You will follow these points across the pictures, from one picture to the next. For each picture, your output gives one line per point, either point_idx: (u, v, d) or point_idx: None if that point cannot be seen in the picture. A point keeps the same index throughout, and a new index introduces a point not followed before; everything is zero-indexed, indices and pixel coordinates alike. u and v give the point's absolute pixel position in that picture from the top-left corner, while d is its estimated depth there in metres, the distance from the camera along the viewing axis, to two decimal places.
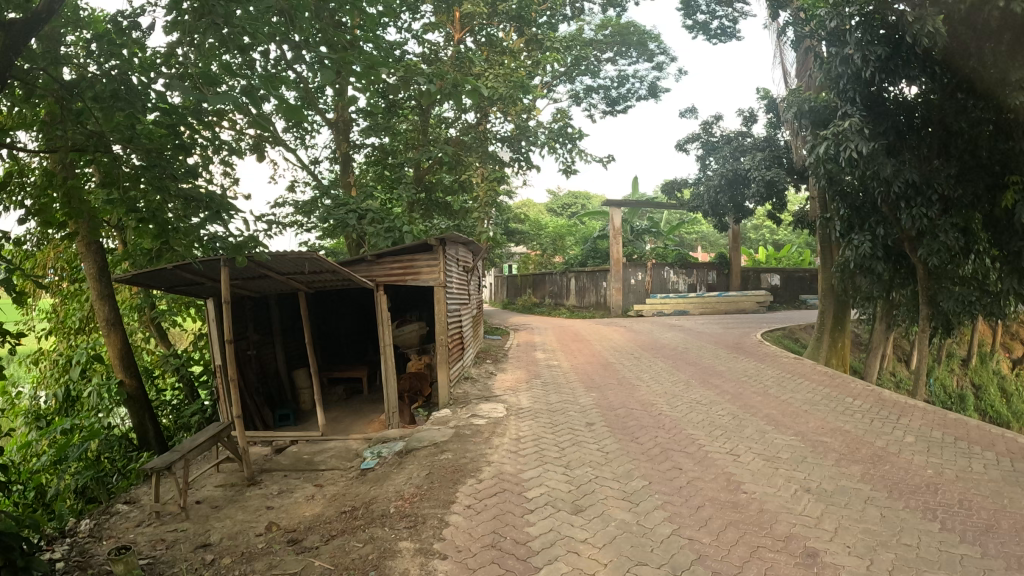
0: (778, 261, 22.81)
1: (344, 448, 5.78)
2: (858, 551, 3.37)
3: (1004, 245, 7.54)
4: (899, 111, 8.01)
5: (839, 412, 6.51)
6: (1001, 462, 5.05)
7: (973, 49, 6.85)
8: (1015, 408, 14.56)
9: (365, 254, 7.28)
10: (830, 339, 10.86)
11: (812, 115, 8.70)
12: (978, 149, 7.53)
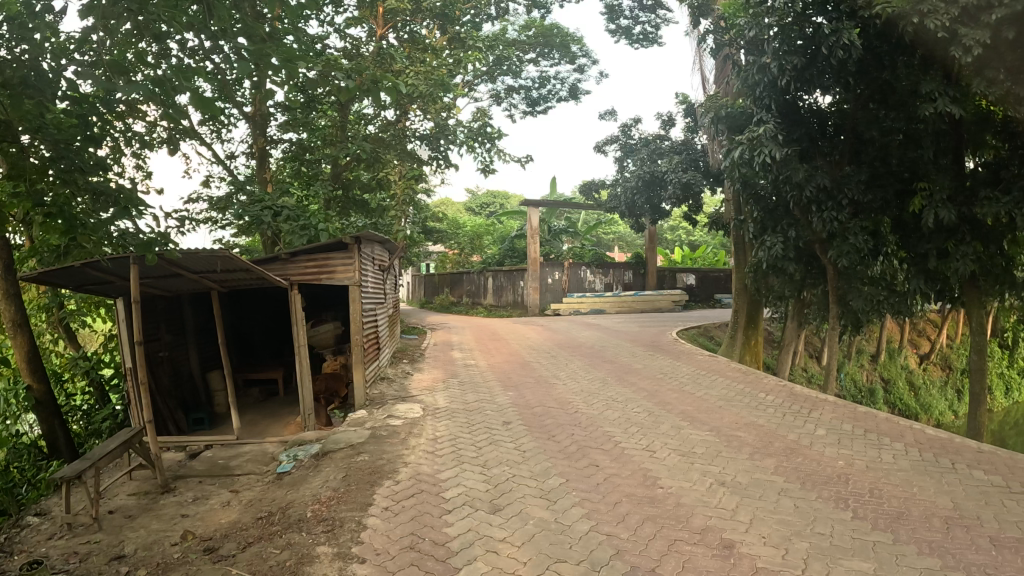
0: (693, 262, 23.32)
1: (260, 451, 5.66)
2: (773, 541, 3.44)
3: (913, 249, 7.81)
4: (813, 119, 8.33)
5: (753, 407, 6.65)
6: (908, 452, 5.23)
7: (887, 62, 7.27)
8: (922, 400, 15.16)
9: (278, 251, 7.07)
10: (743, 337, 11.13)
11: (728, 121, 8.91)
12: (888, 156, 7.90)
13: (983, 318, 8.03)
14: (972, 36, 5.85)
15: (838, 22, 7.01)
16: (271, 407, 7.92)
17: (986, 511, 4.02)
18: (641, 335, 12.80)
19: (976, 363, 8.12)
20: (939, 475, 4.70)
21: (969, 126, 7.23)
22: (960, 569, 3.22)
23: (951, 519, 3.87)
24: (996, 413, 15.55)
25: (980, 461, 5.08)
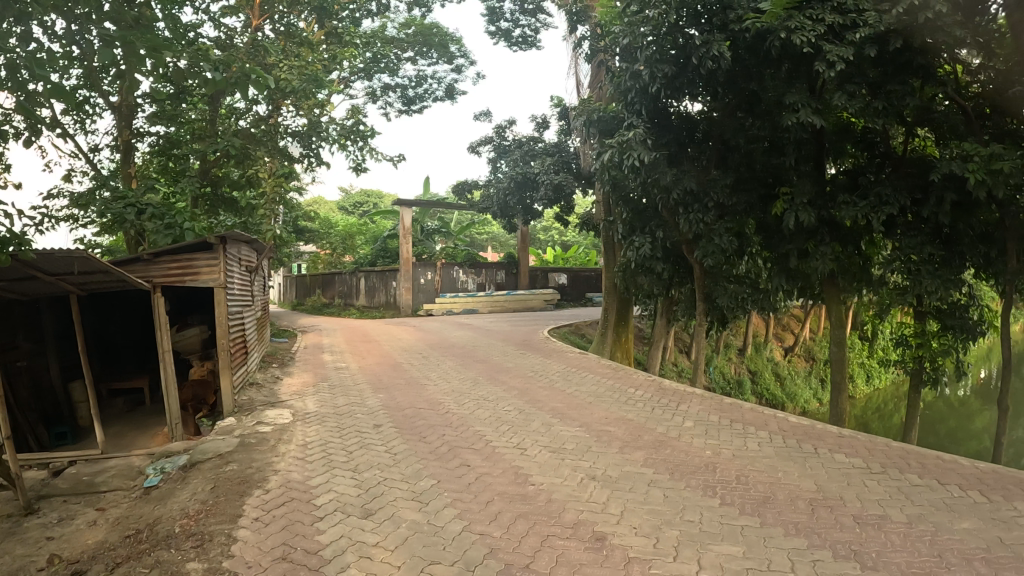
0: (565, 262, 23.80)
1: (126, 465, 5.42)
2: (644, 531, 3.52)
3: (773, 247, 8.25)
4: (682, 126, 8.60)
5: (623, 401, 6.79)
6: (772, 439, 5.47)
7: (756, 74, 7.54)
8: (788, 390, 15.83)
9: (140, 253, 6.74)
10: (614, 334, 11.37)
11: (599, 125, 9.13)
12: (752, 162, 8.24)
13: (841, 313, 8.48)
14: (835, 52, 6.28)
15: (709, 34, 7.27)
16: (138, 417, 7.62)
17: (846, 493, 4.33)
18: (514, 334, 12.88)
19: (835, 355, 8.56)
20: (802, 461, 4.95)
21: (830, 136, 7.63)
22: (824, 547, 3.46)
23: (815, 501, 4.13)
24: (855, 401, 16.38)
25: (841, 445, 5.39)
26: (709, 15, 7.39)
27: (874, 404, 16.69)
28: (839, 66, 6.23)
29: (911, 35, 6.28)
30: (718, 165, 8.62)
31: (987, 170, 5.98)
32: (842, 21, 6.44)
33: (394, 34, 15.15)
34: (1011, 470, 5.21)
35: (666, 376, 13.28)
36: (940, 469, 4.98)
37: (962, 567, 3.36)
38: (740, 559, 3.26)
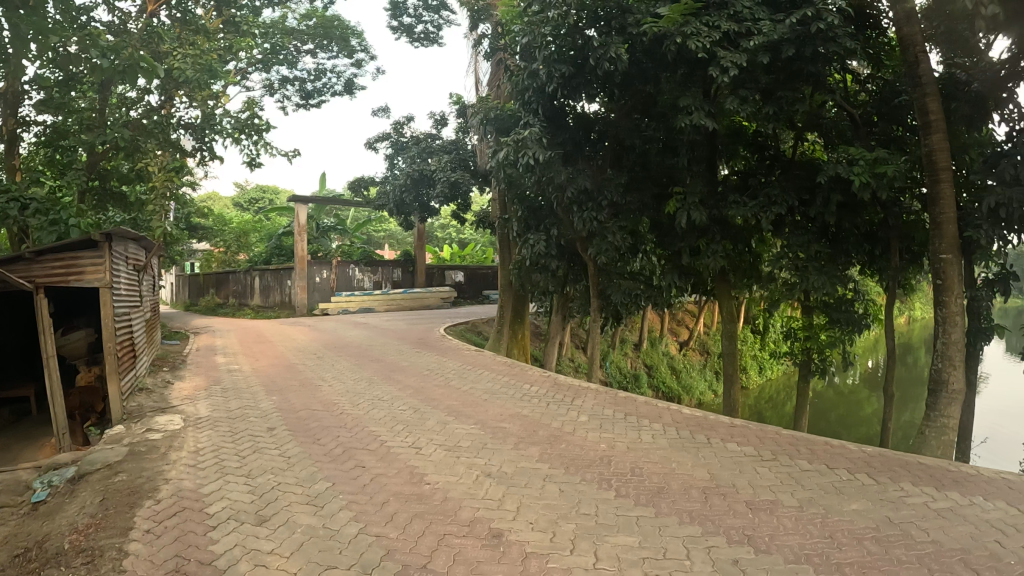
0: (463, 260, 23.96)
1: (9, 478, 5.18)
2: (540, 526, 3.56)
3: (667, 245, 8.46)
4: (578, 127, 8.72)
5: (519, 398, 6.84)
6: (666, 431, 5.60)
7: (651, 77, 7.78)
8: (683, 383, 16.22)
9: (22, 252, 6.34)
10: (510, 331, 11.46)
11: (496, 123, 9.15)
12: (647, 161, 8.56)
13: (731, 308, 8.74)
14: (729, 59, 6.59)
15: (606, 36, 7.39)
16: (22, 428, 7.30)
17: (738, 480, 4.48)
18: (411, 333, 12.82)
19: (727, 349, 8.81)
20: (694, 451, 5.09)
21: (723, 138, 8.03)
22: (718, 534, 3.59)
23: (708, 489, 4.27)
24: (748, 392, 16.90)
25: (732, 434, 5.56)
26: (607, 18, 7.54)
27: (766, 394, 17.26)
28: (732, 71, 6.52)
29: (805, 43, 6.68)
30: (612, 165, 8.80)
31: (870, 173, 6.33)
32: (737, 29, 6.77)
33: (294, 25, 14.88)
34: (894, 454, 5.49)
35: (563, 372, 13.43)
36: (829, 454, 5.27)
37: (853, 548, 3.63)
38: (636, 549, 3.34)
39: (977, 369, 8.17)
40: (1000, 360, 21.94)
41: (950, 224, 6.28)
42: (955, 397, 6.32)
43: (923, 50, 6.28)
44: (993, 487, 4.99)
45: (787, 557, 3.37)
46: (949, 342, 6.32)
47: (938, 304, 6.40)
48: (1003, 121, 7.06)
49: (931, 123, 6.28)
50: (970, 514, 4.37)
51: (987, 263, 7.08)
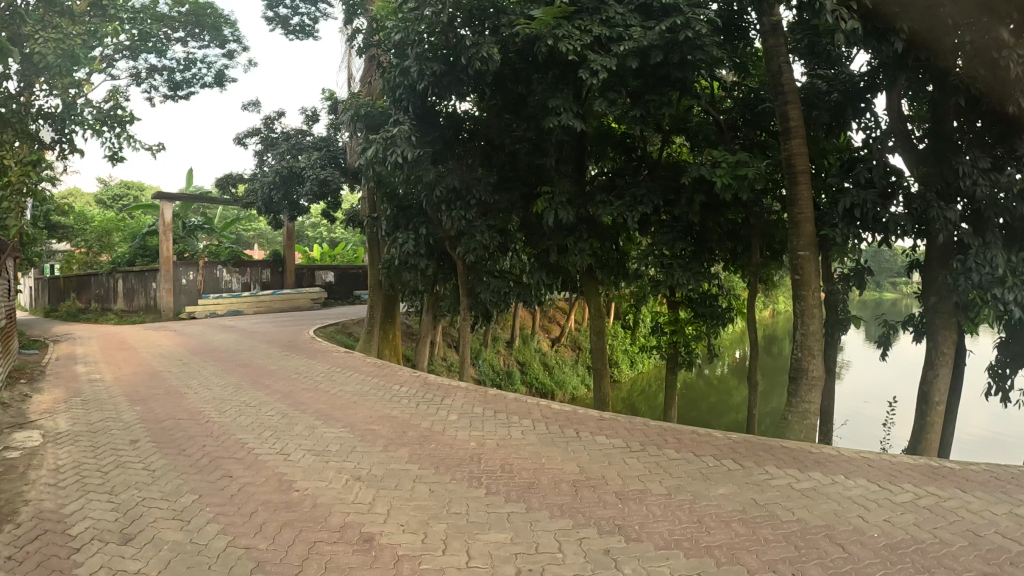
0: (333, 260, 24.07)
1: None
2: (411, 527, 3.59)
3: (535, 243, 8.78)
4: (449, 126, 8.80)
5: (388, 399, 6.83)
6: (535, 426, 5.71)
7: (523, 79, 7.96)
8: (556, 378, 16.53)
9: None
10: (381, 331, 11.41)
11: (366, 120, 9.06)
12: (515, 162, 8.81)
13: (600, 304, 9.06)
14: (599, 62, 6.83)
15: (478, 36, 7.46)
16: None
17: (607, 471, 4.62)
18: (280, 335, 12.58)
19: (596, 344, 9.10)
20: (564, 445, 5.21)
21: (593, 139, 8.49)
22: (589, 524, 3.71)
23: (578, 482, 4.39)
24: (619, 386, 17.37)
25: (601, 427, 5.73)
26: (479, 18, 7.66)
27: (636, 387, 17.79)
28: (602, 75, 6.76)
29: (673, 50, 7.14)
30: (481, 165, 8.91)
31: (732, 176, 6.86)
32: (609, 34, 7.07)
33: (165, 10, 14.35)
34: (758, 438, 5.77)
35: (435, 371, 13.47)
36: (695, 441, 5.48)
37: (721, 530, 3.81)
38: (507, 545, 3.41)
39: (831, 359, 8.73)
40: (854, 348, 23.33)
41: (807, 223, 6.64)
42: (814, 382, 6.69)
43: (786, 61, 6.72)
44: (850, 466, 5.33)
45: (657, 544, 3.53)
46: (808, 332, 6.68)
47: (797, 298, 6.75)
48: (858, 127, 7.98)
49: (791, 129, 6.68)
50: (831, 492, 4.67)
51: (844, 258, 7.52)
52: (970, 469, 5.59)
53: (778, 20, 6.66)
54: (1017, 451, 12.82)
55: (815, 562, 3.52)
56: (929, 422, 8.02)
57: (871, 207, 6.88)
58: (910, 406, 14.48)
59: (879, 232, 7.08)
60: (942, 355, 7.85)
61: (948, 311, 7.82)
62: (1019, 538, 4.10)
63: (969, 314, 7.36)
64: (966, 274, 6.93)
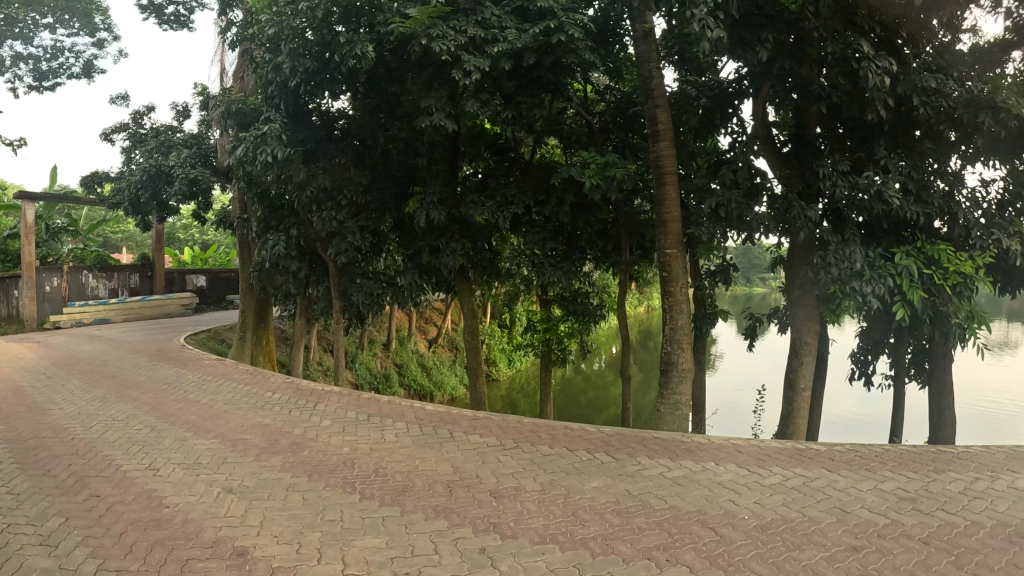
0: (205, 262, 23.53)
1: None
2: (285, 538, 3.60)
3: (407, 244, 9.01)
4: (321, 125, 8.80)
5: (260, 406, 6.77)
6: (409, 429, 5.79)
7: (399, 78, 8.11)
8: (434, 379, 16.58)
9: None
10: (254, 337, 11.20)
11: (237, 117, 8.86)
12: (388, 162, 8.95)
13: (472, 305, 9.44)
14: (472, 62, 6.98)
15: (352, 33, 7.46)
16: None
17: (481, 471, 4.73)
18: (148, 344, 12.18)
19: (469, 344, 9.49)
20: (438, 446, 5.30)
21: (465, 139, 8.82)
22: (464, 524, 3.81)
23: (452, 482, 4.49)
24: (497, 384, 17.58)
25: (474, 427, 5.86)
26: (355, 16, 7.65)
27: (515, 386, 18.06)
28: (476, 75, 6.93)
29: (546, 52, 7.34)
30: (354, 164, 8.92)
31: (602, 176, 7.40)
32: (483, 35, 7.22)
33: None
34: (630, 431, 5.99)
35: (310, 377, 13.33)
36: (569, 437, 5.66)
37: (595, 522, 3.97)
38: (384, 550, 3.48)
39: (700, 353, 9.16)
40: (725, 340, 24.32)
41: (674, 222, 6.93)
42: (684, 374, 6.99)
43: (656, 67, 6.95)
44: (720, 453, 5.60)
45: (532, 539, 3.66)
46: (677, 327, 6.97)
47: (665, 294, 7.03)
48: (726, 133, 8.35)
49: (659, 131, 6.95)
50: (702, 478, 4.91)
51: (711, 257, 7.87)
52: (836, 450, 5.97)
53: (650, 27, 6.90)
54: (876, 431, 13.66)
55: (689, 547, 3.72)
56: (797, 407, 8.43)
57: (735, 207, 7.23)
58: (778, 392, 15.23)
59: (742, 231, 7.44)
60: (807, 344, 8.30)
61: (810, 303, 8.27)
62: (885, 512, 4.45)
63: (829, 306, 7.76)
64: (825, 268, 7.28)
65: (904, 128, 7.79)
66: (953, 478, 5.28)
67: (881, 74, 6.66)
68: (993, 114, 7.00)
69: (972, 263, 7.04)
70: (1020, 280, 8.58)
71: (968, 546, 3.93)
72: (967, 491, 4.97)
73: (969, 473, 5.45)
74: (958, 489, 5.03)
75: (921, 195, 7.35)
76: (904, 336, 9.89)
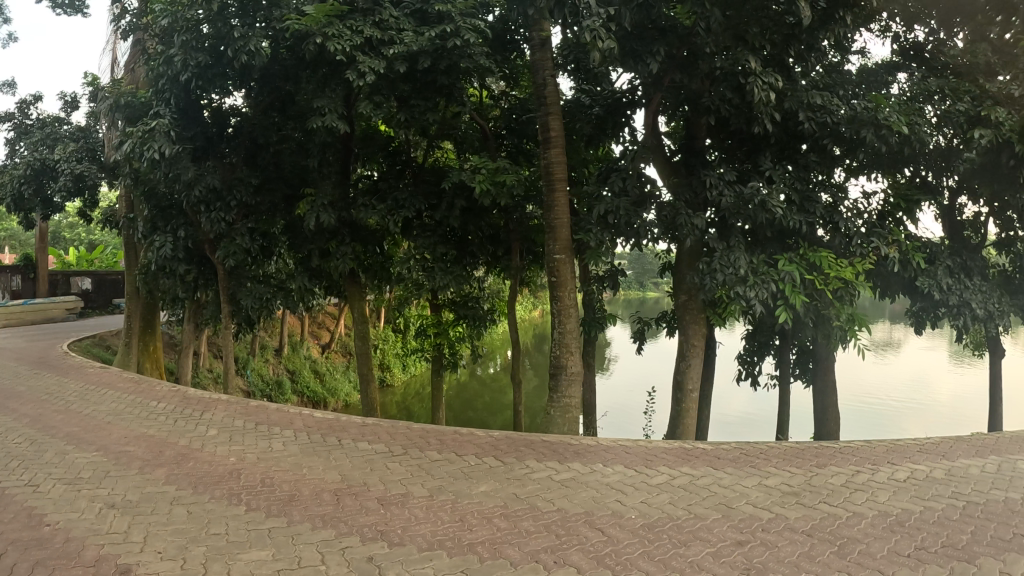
0: (91, 264, 22.70)
1: None
2: (170, 554, 3.56)
3: (297, 248, 9.11)
4: (212, 123, 8.64)
5: (144, 417, 6.63)
6: (297, 437, 5.79)
7: (293, 75, 8.09)
8: (327, 386, 16.43)
9: None
10: (140, 343, 10.89)
11: (125, 111, 8.62)
12: (280, 162, 8.91)
13: (364, 309, 9.46)
14: (367, 64, 7.02)
15: (247, 28, 7.39)
16: None
17: (369, 478, 4.78)
18: (28, 351, 11.70)
19: (361, 348, 9.50)
20: (326, 454, 5.32)
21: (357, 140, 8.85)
22: (352, 533, 3.85)
23: (340, 490, 4.53)
24: (391, 390, 17.56)
25: (363, 434, 5.90)
26: (250, 11, 7.58)
27: (409, 391, 18.10)
28: (371, 77, 6.96)
29: (441, 56, 7.45)
30: (245, 164, 8.83)
31: (491, 182, 7.60)
32: (380, 36, 7.24)
33: None
34: (518, 435, 6.13)
35: (200, 383, 13.05)
36: (457, 442, 5.76)
37: (483, 527, 4.07)
38: (271, 562, 3.49)
39: (590, 356, 9.40)
40: (618, 343, 24.85)
41: (563, 228, 7.10)
42: (573, 378, 7.17)
43: (550, 75, 7.11)
44: (607, 454, 5.78)
45: (420, 546, 3.73)
46: (566, 331, 7.15)
47: (554, 299, 7.20)
48: (618, 141, 8.57)
49: (551, 138, 7.12)
50: (589, 480, 5.07)
51: (600, 263, 8.02)
52: (722, 448, 6.23)
53: (547, 36, 7.04)
54: (762, 429, 14.20)
55: (576, 548, 3.85)
56: (685, 407, 8.72)
57: (623, 214, 7.46)
58: (669, 393, 15.69)
59: (631, 237, 7.64)
60: (693, 347, 8.59)
61: (696, 307, 8.56)
62: (768, 506, 4.69)
63: (715, 309, 8.10)
64: (711, 274, 7.55)
65: (790, 142, 8.19)
66: (836, 472, 5.59)
67: (768, 90, 6.88)
68: (875, 129, 7.43)
69: (852, 270, 7.41)
70: (897, 286, 9.09)
71: (851, 536, 4.19)
72: (848, 484, 5.28)
73: (851, 466, 5.78)
74: (839, 482, 5.33)
75: (804, 205, 7.69)
76: (789, 337, 10.28)
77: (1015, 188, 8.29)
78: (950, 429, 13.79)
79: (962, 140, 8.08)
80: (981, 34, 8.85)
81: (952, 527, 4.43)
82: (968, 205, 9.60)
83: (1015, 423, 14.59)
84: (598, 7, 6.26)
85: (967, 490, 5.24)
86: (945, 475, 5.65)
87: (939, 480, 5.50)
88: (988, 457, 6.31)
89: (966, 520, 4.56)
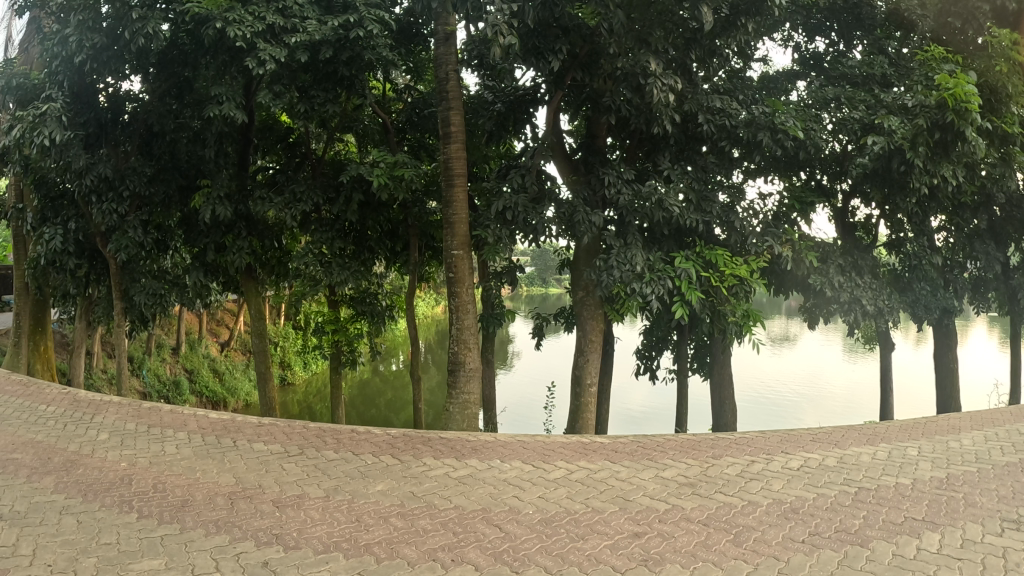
0: None
1: None
2: (59, 567, 3.50)
3: (191, 242, 9.00)
4: (108, 108, 8.37)
5: (30, 421, 6.43)
6: (190, 440, 5.71)
7: (192, 61, 7.96)
8: (226, 386, 16.14)
9: None
10: (29, 343, 10.50)
11: (17, 93, 8.26)
12: (175, 153, 8.73)
13: (260, 306, 9.35)
14: (268, 52, 6.91)
15: (146, 10, 7.21)
16: None
17: (262, 480, 4.76)
18: None
19: (258, 347, 9.38)
20: (219, 457, 5.27)
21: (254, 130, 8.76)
22: (246, 538, 3.86)
23: (233, 494, 4.50)
24: (292, 388, 17.39)
25: (259, 434, 5.88)
26: None
27: (310, 388, 17.94)
28: (272, 65, 6.86)
29: (342, 48, 7.45)
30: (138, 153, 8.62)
31: (390, 175, 7.64)
32: (282, 24, 7.18)
33: None
34: (416, 432, 6.18)
35: (93, 385, 12.69)
36: (353, 441, 5.78)
37: (379, 527, 4.12)
38: (162, 572, 3.46)
39: (489, 350, 9.50)
40: (523, 339, 25.09)
41: (461, 224, 7.17)
42: (471, 374, 7.26)
43: (453, 70, 7.18)
44: (505, 450, 5.89)
45: (315, 549, 3.76)
46: (464, 327, 7.22)
47: (451, 295, 7.26)
48: (518, 138, 8.68)
49: (451, 134, 7.18)
50: (486, 476, 5.17)
51: (497, 258, 8.10)
52: (619, 442, 6.41)
53: (452, 30, 7.10)
54: (661, 422, 14.62)
55: (473, 546, 3.93)
56: (584, 402, 8.91)
57: (522, 211, 7.57)
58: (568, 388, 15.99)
59: (528, 233, 7.76)
60: (591, 342, 8.75)
61: (594, 303, 8.74)
62: (664, 498, 4.87)
63: (612, 305, 8.27)
64: (608, 271, 7.68)
65: (690, 143, 8.49)
66: (731, 462, 5.82)
67: (667, 92, 7.06)
68: (772, 133, 7.74)
69: (746, 267, 7.69)
70: (792, 283, 9.47)
71: (744, 525, 4.40)
72: (743, 474, 5.51)
73: (746, 456, 6.04)
74: (735, 472, 5.57)
75: (701, 204, 7.94)
76: (686, 333, 10.52)
77: (902, 190, 8.60)
78: (844, 421, 14.55)
79: (855, 145, 8.56)
80: (880, 47, 9.06)
81: (845, 513, 4.68)
82: (859, 208, 10.09)
83: (904, 414, 15.39)
84: (500, 3, 6.28)
85: (858, 476, 5.53)
86: (837, 463, 5.94)
87: (831, 468, 5.77)
88: (879, 445, 6.65)
89: (859, 505, 4.82)
